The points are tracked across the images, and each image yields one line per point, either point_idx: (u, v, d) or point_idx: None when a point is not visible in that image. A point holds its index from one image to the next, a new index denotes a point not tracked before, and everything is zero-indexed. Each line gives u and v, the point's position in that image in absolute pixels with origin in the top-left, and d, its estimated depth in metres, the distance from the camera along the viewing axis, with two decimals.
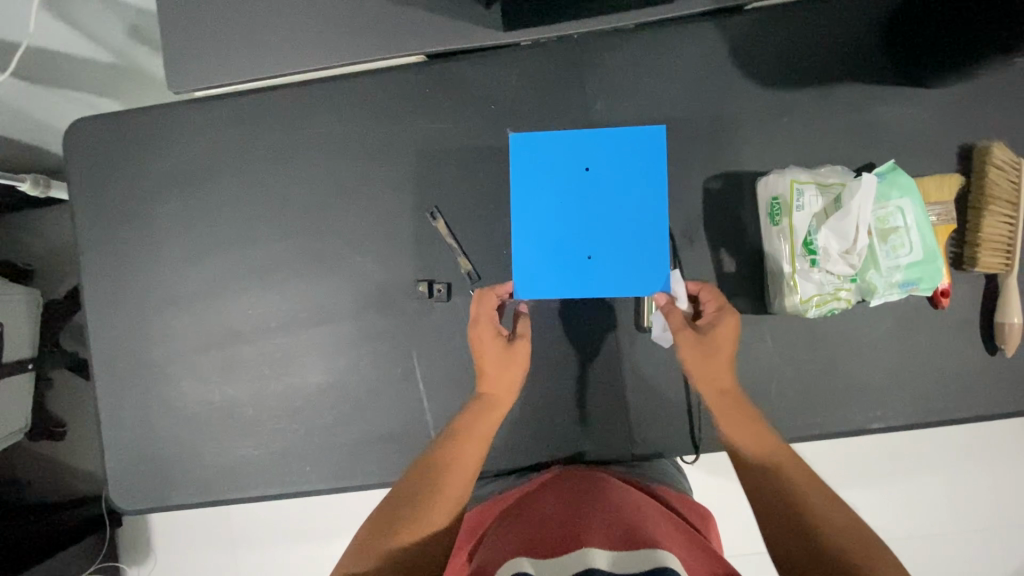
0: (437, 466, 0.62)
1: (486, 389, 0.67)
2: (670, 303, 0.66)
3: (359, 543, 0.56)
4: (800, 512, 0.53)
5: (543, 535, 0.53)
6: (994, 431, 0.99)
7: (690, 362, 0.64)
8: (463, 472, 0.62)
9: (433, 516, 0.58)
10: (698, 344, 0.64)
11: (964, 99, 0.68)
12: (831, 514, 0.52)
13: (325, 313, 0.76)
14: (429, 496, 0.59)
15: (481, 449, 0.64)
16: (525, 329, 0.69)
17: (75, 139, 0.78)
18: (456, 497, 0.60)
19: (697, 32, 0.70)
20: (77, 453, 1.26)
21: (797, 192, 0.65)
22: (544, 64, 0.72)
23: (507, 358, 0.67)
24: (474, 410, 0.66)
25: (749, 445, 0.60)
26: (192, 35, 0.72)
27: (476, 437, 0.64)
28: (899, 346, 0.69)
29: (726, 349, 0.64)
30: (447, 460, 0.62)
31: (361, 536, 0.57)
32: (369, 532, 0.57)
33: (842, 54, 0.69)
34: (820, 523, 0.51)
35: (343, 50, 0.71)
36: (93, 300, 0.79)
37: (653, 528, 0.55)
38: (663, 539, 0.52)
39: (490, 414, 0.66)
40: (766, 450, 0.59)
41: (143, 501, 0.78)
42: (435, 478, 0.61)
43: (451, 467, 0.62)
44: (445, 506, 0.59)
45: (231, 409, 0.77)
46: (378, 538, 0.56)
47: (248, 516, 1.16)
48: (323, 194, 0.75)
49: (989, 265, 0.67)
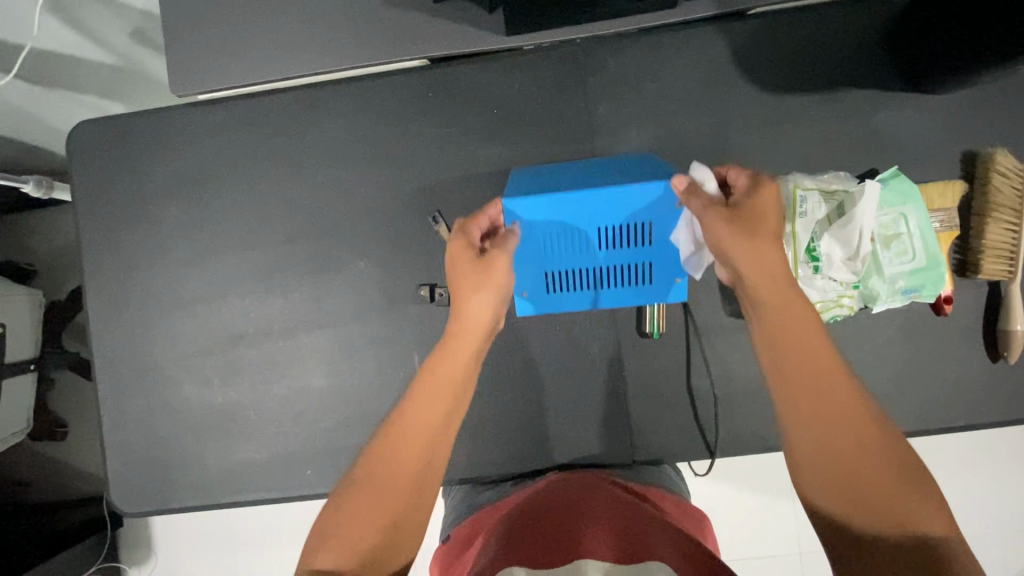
0: (385, 440, 0.54)
1: (460, 320, 0.59)
2: (689, 187, 0.57)
3: (317, 534, 0.50)
4: (841, 444, 0.47)
5: (540, 545, 0.55)
6: (997, 440, 0.99)
7: (728, 245, 0.53)
8: (418, 438, 0.54)
9: (391, 499, 0.51)
10: (736, 224, 0.53)
11: (968, 106, 0.68)
12: (874, 445, 0.46)
13: (326, 317, 0.76)
14: (382, 474, 0.52)
15: (445, 401, 0.55)
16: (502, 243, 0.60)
17: (78, 142, 0.78)
18: (414, 470, 0.53)
19: (700, 38, 0.70)
20: (79, 453, 1.26)
21: (800, 199, 0.64)
22: (547, 68, 0.72)
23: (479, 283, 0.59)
24: (444, 352, 0.58)
25: (789, 360, 0.50)
26: (196, 40, 0.73)
27: (433, 388, 0.56)
28: (901, 354, 0.69)
29: (770, 222, 0.54)
30: (404, 427, 0.54)
31: (317, 529, 0.51)
32: (325, 523, 0.51)
33: (846, 60, 0.69)
34: (861, 461, 0.46)
35: (345, 55, 0.71)
36: (95, 302, 0.79)
37: (651, 531, 0.55)
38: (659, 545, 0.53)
39: (453, 359, 0.58)
40: (810, 367, 0.49)
41: (144, 504, 0.78)
42: (393, 446, 0.53)
43: (404, 436, 0.53)
44: (405, 484, 0.52)
45: (232, 413, 0.77)
46: (333, 535, 0.50)
47: (249, 518, 1.15)
48: (325, 198, 0.75)
49: (992, 272, 0.66)
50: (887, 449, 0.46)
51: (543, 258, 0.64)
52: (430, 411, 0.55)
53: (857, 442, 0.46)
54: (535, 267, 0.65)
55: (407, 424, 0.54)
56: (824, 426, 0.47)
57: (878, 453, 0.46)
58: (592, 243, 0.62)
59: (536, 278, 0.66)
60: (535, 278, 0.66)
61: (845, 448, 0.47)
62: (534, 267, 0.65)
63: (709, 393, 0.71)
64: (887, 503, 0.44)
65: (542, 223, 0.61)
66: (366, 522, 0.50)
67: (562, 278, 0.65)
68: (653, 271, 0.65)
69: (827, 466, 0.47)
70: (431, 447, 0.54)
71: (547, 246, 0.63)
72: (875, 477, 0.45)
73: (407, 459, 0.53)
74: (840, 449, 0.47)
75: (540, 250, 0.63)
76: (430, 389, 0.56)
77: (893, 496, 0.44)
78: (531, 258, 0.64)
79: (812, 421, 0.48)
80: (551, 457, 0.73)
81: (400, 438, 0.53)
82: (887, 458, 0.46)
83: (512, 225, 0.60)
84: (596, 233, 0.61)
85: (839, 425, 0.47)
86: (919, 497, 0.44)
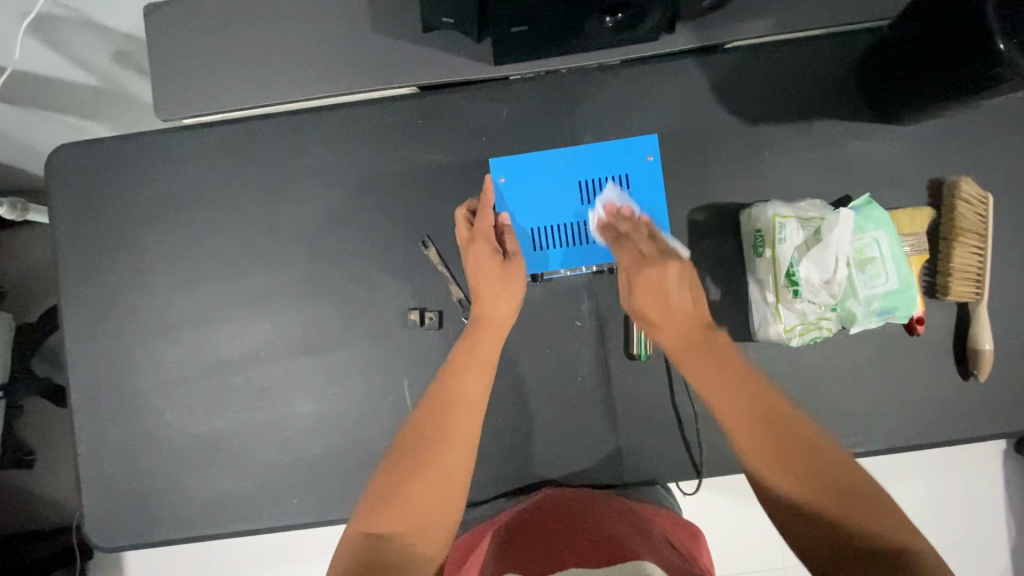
0: (432, 412, 0.63)
1: (484, 310, 0.68)
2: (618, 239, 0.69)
3: (372, 504, 0.57)
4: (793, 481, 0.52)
5: (541, 549, 0.57)
6: (972, 455, 1.02)
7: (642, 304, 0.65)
8: (467, 405, 0.63)
9: (444, 467, 0.60)
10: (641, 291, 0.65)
11: (931, 136, 0.72)
12: (822, 471, 0.51)
13: (315, 341, 0.75)
14: (437, 442, 0.61)
15: (484, 375, 0.65)
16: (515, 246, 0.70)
17: (59, 165, 0.76)
18: (466, 440, 0.62)
19: (681, 68, 0.72)
20: (50, 480, 1.22)
21: (779, 226, 0.66)
22: (534, 96, 0.73)
23: (504, 279, 0.68)
24: (474, 333, 0.67)
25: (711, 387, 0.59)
26: (183, 63, 0.73)
27: (472, 366, 0.65)
28: (879, 373, 0.71)
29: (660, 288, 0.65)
30: (450, 394, 0.64)
31: (375, 499, 0.58)
32: (381, 495, 0.58)
33: (817, 92, 0.72)
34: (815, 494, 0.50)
35: (334, 81, 0.72)
36: (73, 328, 0.77)
37: (643, 541, 0.57)
38: (646, 551, 0.54)
39: (486, 343, 0.67)
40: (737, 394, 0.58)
41: (123, 538, 0.76)
42: (443, 416, 0.62)
43: (450, 409, 0.63)
44: (458, 455, 0.61)
45: (216, 440, 0.75)
46: (391, 502, 0.57)
47: (221, 553, 1.09)
48: (313, 223, 0.75)
49: (961, 293, 0.69)
50: (834, 472, 0.51)
51: (528, 214, 0.72)
52: (471, 388, 0.64)
53: (811, 472, 0.52)
54: (521, 223, 0.72)
55: (454, 399, 0.63)
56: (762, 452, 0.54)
57: (826, 482, 0.51)
58: (575, 197, 0.72)
59: (525, 235, 0.72)
60: (524, 235, 0.72)
61: (803, 488, 0.51)
62: (522, 221, 0.72)
63: (696, 413, 0.72)
64: (849, 526, 0.48)
65: (524, 180, 0.72)
66: (425, 487, 0.58)
67: (551, 232, 0.72)
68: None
69: (793, 516, 0.51)
70: (474, 418, 0.63)
71: (534, 203, 0.72)
72: (833, 503, 0.49)
73: (455, 431, 0.62)
74: (794, 492, 0.51)
75: (527, 206, 0.72)
76: (475, 363, 0.66)
77: (852, 515, 0.48)
78: (519, 213, 0.72)
79: (771, 467, 0.53)
80: (541, 480, 0.73)
81: (447, 405, 0.63)
82: (835, 479, 0.51)
83: (499, 179, 0.72)
84: (577, 188, 0.72)
85: (791, 463, 0.52)
86: (872, 507, 0.48)
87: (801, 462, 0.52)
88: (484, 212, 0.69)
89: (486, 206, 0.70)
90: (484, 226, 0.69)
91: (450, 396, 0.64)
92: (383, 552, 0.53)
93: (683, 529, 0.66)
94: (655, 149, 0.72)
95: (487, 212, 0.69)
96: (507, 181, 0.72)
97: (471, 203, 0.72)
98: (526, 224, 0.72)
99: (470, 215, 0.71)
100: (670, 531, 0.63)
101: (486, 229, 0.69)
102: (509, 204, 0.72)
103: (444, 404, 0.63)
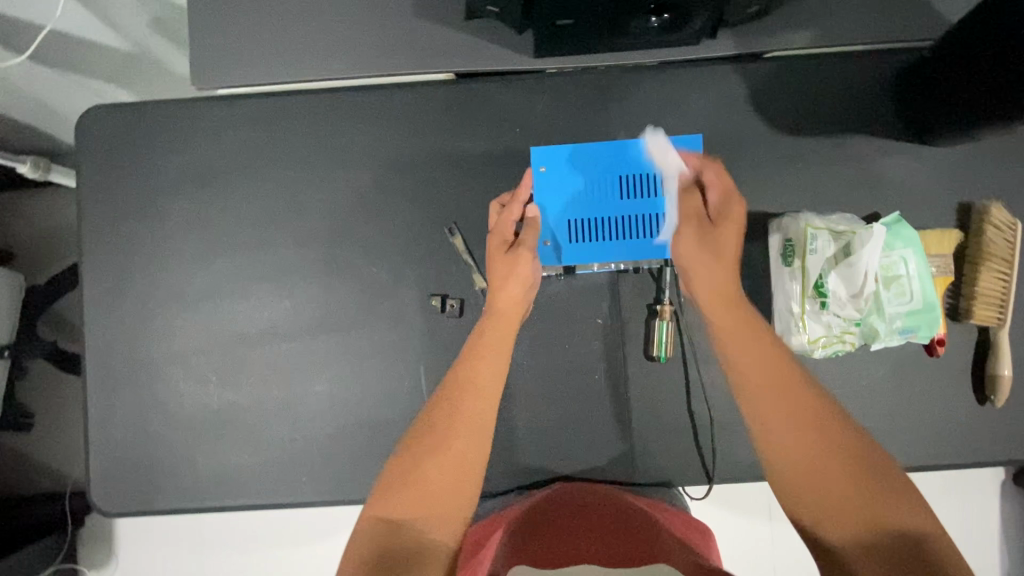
0: (447, 398, 0.62)
1: (498, 301, 0.67)
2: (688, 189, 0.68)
3: (386, 486, 0.58)
4: (817, 455, 0.53)
5: (552, 549, 0.58)
6: (973, 481, 1.02)
7: (685, 253, 0.66)
8: (480, 396, 0.62)
9: (456, 453, 0.59)
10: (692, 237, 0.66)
11: (964, 161, 0.72)
12: (847, 454, 0.53)
13: (334, 320, 0.75)
14: (452, 427, 0.61)
15: (499, 366, 0.64)
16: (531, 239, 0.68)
17: (90, 127, 0.76)
18: (479, 428, 0.61)
19: (720, 75, 0.72)
20: (50, 443, 1.22)
21: (811, 237, 0.67)
22: (572, 91, 0.73)
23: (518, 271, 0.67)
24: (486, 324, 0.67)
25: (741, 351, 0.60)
26: (223, 34, 0.73)
27: (483, 356, 0.64)
28: (897, 393, 0.71)
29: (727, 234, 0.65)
30: (464, 384, 0.63)
31: (390, 480, 0.58)
32: (396, 478, 0.58)
33: (852, 109, 0.72)
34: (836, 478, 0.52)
35: (373, 62, 0.72)
36: (92, 291, 0.77)
37: (653, 535, 0.58)
38: (656, 551, 0.55)
39: (499, 335, 0.66)
40: (768, 361, 0.58)
41: (127, 504, 0.75)
42: (456, 404, 0.62)
43: (462, 399, 0.62)
44: (468, 443, 0.60)
45: (229, 413, 0.75)
46: (404, 487, 0.57)
47: (218, 527, 1.08)
48: (340, 201, 0.75)
49: (983, 317, 0.70)
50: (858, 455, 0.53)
51: (565, 206, 0.71)
52: (486, 379, 0.63)
53: (840, 458, 0.53)
54: (558, 216, 0.71)
55: (466, 388, 0.63)
56: (792, 426, 0.55)
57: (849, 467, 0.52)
58: (612, 192, 0.71)
59: (560, 228, 0.71)
60: (558, 227, 0.71)
61: (830, 475, 0.52)
62: (558, 214, 0.71)
63: (711, 419, 0.72)
64: (872, 517, 0.50)
65: (564, 170, 0.71)
66: (440, 473, 0.58)
67: (586, 226, 0.71)
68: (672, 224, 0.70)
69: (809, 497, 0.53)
70: (488, 409, 0.62)
71: (571, 194, 0.71)
72: (850, 488, 0.51)
73: (468, 418, 0.61)
74: (819, 474, 0.53)
75: (564, 197, 0.71)
76: (492, 350, 0.65)
77: (870, 494, 0.51)
78: (556, 204, 0.71)
79: (805, 443, 0.54)
80: (551, 475, 0.73)
81: (461, 394, 0.62)
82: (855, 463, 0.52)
83: (538, 168, 0.71)
84: (617, 181, 0.70)
85: (820, 443, 0.54)
86: (899, 500, 0.50)
87: (828, 442, 0.53)
88: (512, 205, 0.68)
89: (517, 200, 0.68)
90: (508, 220, 0.68)
91: (465, 385, 0.63)
92: (399, 540, 0.54)
93: (691, 522, 0.67)
94: (699, 148, 0.71)
95: (516, 204, 0.68)
96: (545, 170, 0.71)
97: (503, 196, 0.71)
98: (561, 217, 0.71)
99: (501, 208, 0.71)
100: (679, 524, 0.66)
101: (510, 220, 0.68)
102: (546, 195, 0.71)
103: (458, 393, 0.63)
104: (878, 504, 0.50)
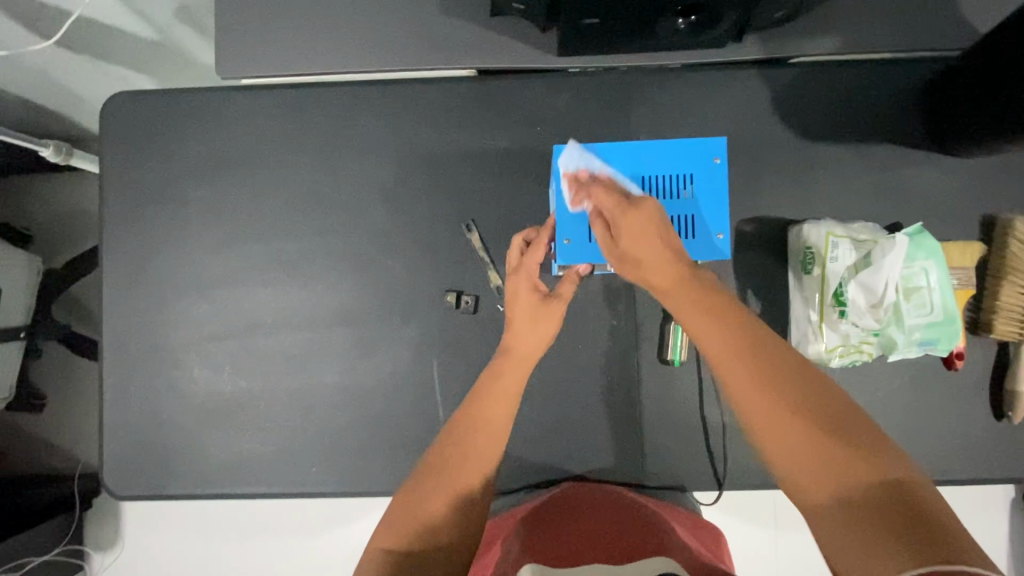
0: (460, 430, 0.62)
1: (515, 341, 0.67)
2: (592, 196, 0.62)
3: (391, 516, 0.56)
4: (785, 417, 0.49)
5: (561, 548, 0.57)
6: (984, 497, 1.01)
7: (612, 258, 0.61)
8: (491, 432, 0.62)
9: (479, 454, 0.60)
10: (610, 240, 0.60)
11: (989, 172, 0.71)
12: (814, 412, 0.49)
13: (349, 311, 0.75)
14: (464, 456, 0.60)
15: (510, 407, 0.64)
16: (565, 290, 0.68)
17: (114, 113, 0.77)
18: (488, 462, 0.60)
19: (743, 79, 0.72)
20: (61, 424, 1.23)
21: (832, 245, 0.67)
22: (594, 91, 0.73)
23: (542, 316, 0.67)
24: (499, 365, 0.66)
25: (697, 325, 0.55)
26: (247, 25, 0.73)
27: (498, 395, 0.64)
28: (912, 405, 0.71)
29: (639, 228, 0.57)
30: (475, 423, 0.62)
31: (396, 512, 0.56)
32: (402, 506, 0.56)
33: (876, 117, 0.72)
34: (807, 438, 0.48)
35: (396, 56, 0.72)
36: (110, 275, 0.78)
37: (662, 537, 0.58)
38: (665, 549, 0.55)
39: (511, 377, 0.65)
40: (720, 332, 0.53)
41: (138, 488, 0.76)
42: (466, 437, 0.61)
43: (475, 433, 0.61)
44: (476, 477, 0.59)
45: (241, 401, 0.75)
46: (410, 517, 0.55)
47: (225, 513, 1.09)
48: (358, 194, 0.75)
49: (1005, 332, 0.69)
50: (826, 408, 0.49)
51: None
52: (498, 417, 0.63)
53: (807, 418, 0.49)
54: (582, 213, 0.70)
55: (479, 425, 0.62)
56: (755, 394, 0.50)
57: (818, 424, 0.48)
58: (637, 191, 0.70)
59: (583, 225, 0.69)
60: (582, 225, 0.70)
61: (800, 434, 0.48)
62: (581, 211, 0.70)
63: (724, 425, 0.71)
64: (845, 474, 0.46)
65: None
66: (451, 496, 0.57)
67: None
68: (696, 225, 0.70)
69: (787, 465, 0.49)
70: (498, 447, 0.62)
71: None
72: (824, 446, 0.47)
73: (479, 448, 0.61)
74: (790, 437, 0.49)
75: None
76: (510, 365, 0.65)
77: (844, 446, 0.47)
78: None
79: (766, 406, 0.50)
80: (560, 474, 0.73)
81: (473, 432, 0.61)
82: (823, 420, 0.48)
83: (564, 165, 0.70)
84: (641, 182, 0.70)
85: (784, 405, 0.49)
86: (868, 453, 0.46)
87: (793, 401, 0.49)
88: (537, 248, 0.68)
89: (541, 241, 0.69)
90: (532, 262, 0.68)
91: (477, 419, 0.62)
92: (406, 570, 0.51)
93: (699, 527, 0.68)
94: (723, 152, 0.70)
95: (540, 247, 0.68)
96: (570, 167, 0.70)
97: (528, 231, 0.71)
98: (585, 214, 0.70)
99: (524, 244, 0.70)
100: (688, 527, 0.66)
101: (534, 263, 0.68)
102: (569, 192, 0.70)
103: (470, 426, 0.62)
104: (850, 460, 0.46)
